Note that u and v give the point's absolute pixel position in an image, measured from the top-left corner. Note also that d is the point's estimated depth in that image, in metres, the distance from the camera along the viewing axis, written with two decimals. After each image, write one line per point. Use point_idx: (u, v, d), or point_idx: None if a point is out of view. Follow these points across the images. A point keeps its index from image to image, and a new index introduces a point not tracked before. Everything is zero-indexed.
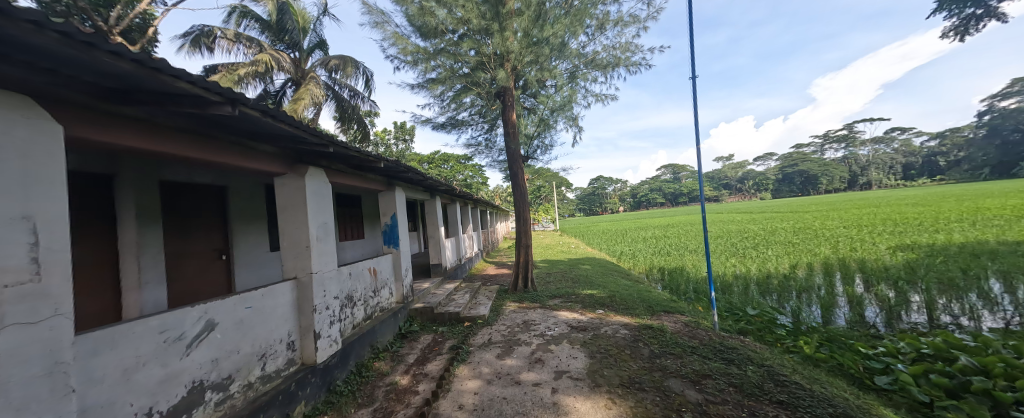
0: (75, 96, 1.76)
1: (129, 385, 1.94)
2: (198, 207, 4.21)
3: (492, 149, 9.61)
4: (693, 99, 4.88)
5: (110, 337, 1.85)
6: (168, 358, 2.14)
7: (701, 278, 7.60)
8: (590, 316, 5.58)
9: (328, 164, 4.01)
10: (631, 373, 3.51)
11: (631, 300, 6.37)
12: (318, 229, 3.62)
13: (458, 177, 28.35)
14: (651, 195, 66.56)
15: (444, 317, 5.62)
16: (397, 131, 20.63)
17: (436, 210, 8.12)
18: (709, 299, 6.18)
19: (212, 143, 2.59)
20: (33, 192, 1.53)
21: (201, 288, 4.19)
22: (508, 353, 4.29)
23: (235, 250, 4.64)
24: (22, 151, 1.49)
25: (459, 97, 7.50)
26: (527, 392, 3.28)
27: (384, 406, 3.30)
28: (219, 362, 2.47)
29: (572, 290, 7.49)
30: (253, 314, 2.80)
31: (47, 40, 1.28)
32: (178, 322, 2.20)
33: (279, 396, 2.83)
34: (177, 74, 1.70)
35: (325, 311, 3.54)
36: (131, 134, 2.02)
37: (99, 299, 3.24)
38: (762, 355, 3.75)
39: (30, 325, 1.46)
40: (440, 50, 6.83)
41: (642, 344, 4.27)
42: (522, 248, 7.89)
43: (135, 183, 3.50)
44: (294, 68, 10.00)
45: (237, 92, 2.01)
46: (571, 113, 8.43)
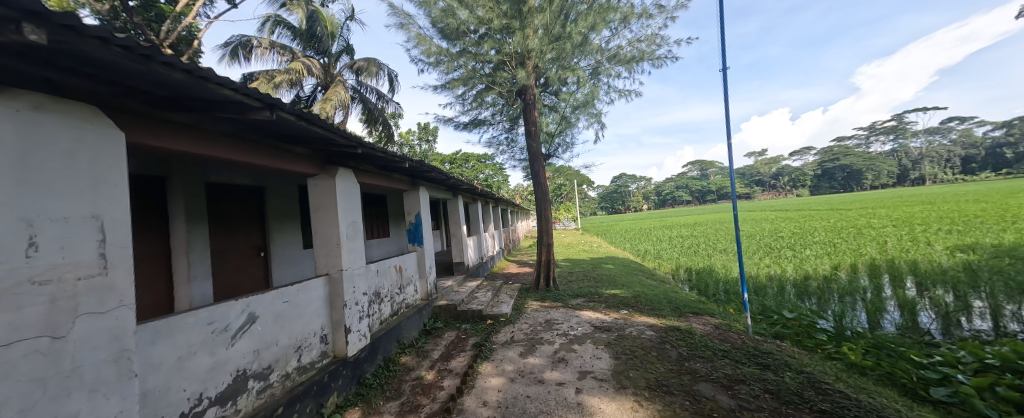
0: (133, 104, 1.91)
1: (183, 371, 2.09)
2: (239, 207, 4.48)
3: (513, 148, 9.62)
4: (724, 91, 4.67)
5: (166, 327, 2.01)
6: (215, 347, 2.29)
7: (731, 279, 7.27)
8: (614, 316, 5.47)
9: (356, 164, 4.16)
10: (659, 376, 3.42)
11: (657, 301, 6.19)
12: (348, 227, 3.78)
13: (479, 176, 28.60)
14: (677, 193, 64.40)
15: (466, 315, 5.69)
16: (421, 132, 21.09)
17: (458, 209, 8.23)
18: (741, 300, 5.90)
19: (252, 147, 2.76)
20: (101, 194, 1.68)
21: (243, 284, 4.46)
22: (530, 352, 4.28)
23: (272, 247, 4.91)
24: (91, 157, 1.65)
25: (480, 97, 7.55)
26: (550, 391, 3.27)
27: (411, 399, 3.39)
28: (261, 352, 2.63)
29: (595, 289, 7.38)
30: (289, 308, 2.96)
31: (113, 54, 1.41)
32: (223, 314, 2.35)
33: (314, 387, 2.97)
34: (221, 82, 1.82)
35: (354, 307, 3.69)
36: (181, 139, 2.17)
37: (154, 292, 3.53)
38: (801, 361, 3.55)
39: (100, 314, 1.61)
40: (462, 51, 6.91)
41: (670, 346, 4.14)
42: (544, 246, 7.85)
43: (184, 184, 3.78)
44: (324, 73, 10.43)
45: (274, 97, 2.12)
46: (594, 110, 8.31)
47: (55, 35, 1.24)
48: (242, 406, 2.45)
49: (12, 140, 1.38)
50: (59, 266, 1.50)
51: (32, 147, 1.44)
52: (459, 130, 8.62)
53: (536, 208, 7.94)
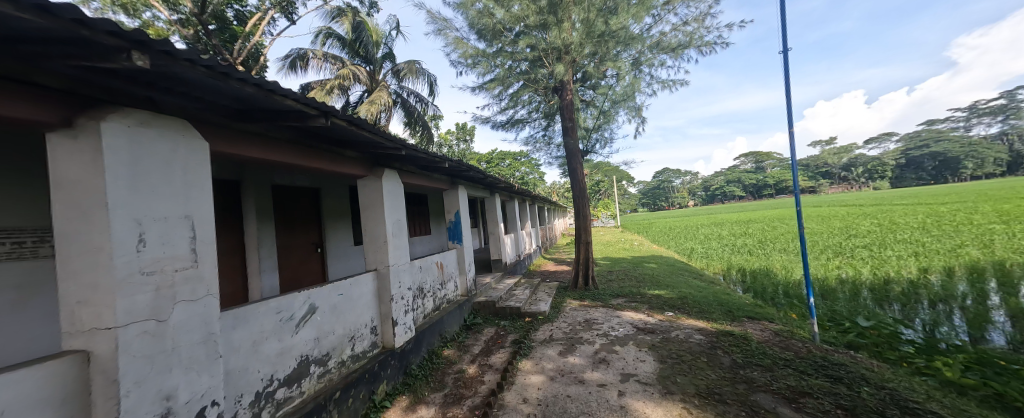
0: (215, 117, 2.16)
1: (258, 355, 2.34)
2: (300, 207, 4.91)
3: (550, 145, 9.56)
4: (784, 74, 4.25)
5: (242, 315, 2.25)
6: (283, 334, 2.54)
7: (793, 281, 6.63)
8: (658, 318, 5.23)
9: (400, 165, 4.37)
10: (710, 383, 3.21)
11: (706, 303, 5.82)
12: (393, 225, 3.99)
13: (515, 175, 28.81)
14: (727, 188, 59.88)
15: (505, 312, 5.75)
16: (459, 132, 21.68)
17: (496, 208, 8.33)
18: (806, 305, 5.36)
19: (311, 151, 3.00)
20: (192, 197, 1.94)
21: (303, 277, 4.88)
22: (570, 351, 4.24)
23: (328, 244, 5.32)
24: (184, 165, 1.90)
25: (517, 95, 7.60)
26: (592, 392, 3.21)
27: (454, 391, 3.51)
28: (320, 340, 2.86)
29: (638, 289, 7.10)
30: (344, 300, 3.19)
31: (200, 74, 1.60)
32: (289, 304, 2.60)
33: (366, 375, 3.18)
34: (284, 93, 1.99)
35: (400, 301, 3.89)
36: (253, 147, 2.42)
37: (232, 283, 3.98)
38: (881, 375, 3.14)
39: (192, 302, 1.87)
40: (498, 51, 6.98)
41: (722, 352, 3.87)
42: (582, 244, 7.70)
43: (255, 187, 4.20)
44: (370, 80, 11.06)
45: (329, 105, 2.30)
46: (635, 103, 8.00)
47: (153, 59, 1.42)
48: (306, 388, 2.69)
49: (126, 151, 1.62)
50: (162, 258, 1.74)
51: (140, 158, 1.68)
52: (496, 130, 8.73)
53: (575, 205, 7.79)
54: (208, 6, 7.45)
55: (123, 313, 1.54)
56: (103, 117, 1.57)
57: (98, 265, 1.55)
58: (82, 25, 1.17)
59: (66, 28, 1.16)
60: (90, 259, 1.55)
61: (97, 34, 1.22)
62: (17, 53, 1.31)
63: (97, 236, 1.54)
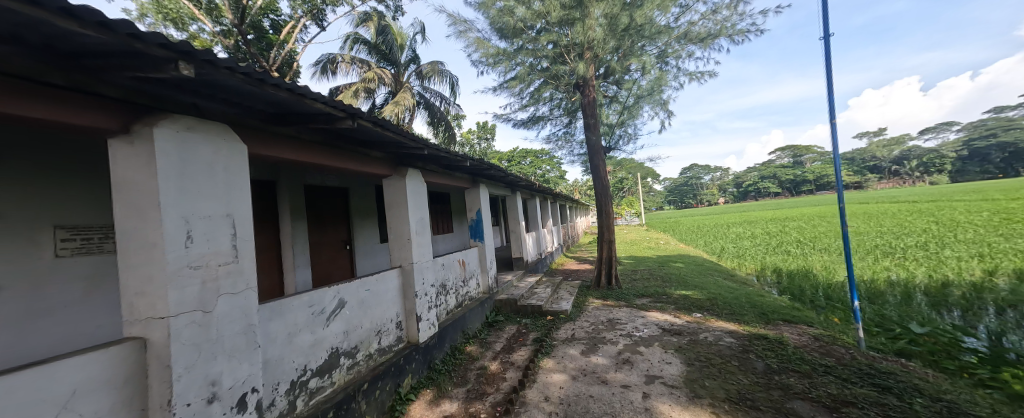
0: (253, 122, 2.30)
1: (293, 346, 2.46)
2: (330, 206, 5.12)
3: (572, 143, 9.46)
4: (826, 62, 3.98)
5: (278, 307, 2.38)
6: (315, 327, 2.66)
7: (835, 283, 6.21)
8: (686, 319, 5.06)
9: (423, 165, 4.46)
10: (741, 388, 3.07)
11: (737, 305, 5.56)
12: (417, 223, 4.08)
13: (536, 173, 28.73)
14: (761, 184, 56.84)
15: (527, 310, 5.75)
16: (480, 131, 21.86)
17: (517, 206, 8.34)
18: (849, 308, 5.01)
19: (339, 152, 3.12)
20: (232, 197, 2.07)
21: (333, 272, 5.09)
22: (593, 351, 4.18)
23: (356, 241, 5.53)
24: (226, 167, 2.03)
25: (538, 92, 7.56)
26: (615, 393, 3.15)
27: (477, 387, 3.55)
28: (349, 333, 2.98)
29: (663, 289, 6.90)
30: (370, 295, 3.30)
31: (239, 81, 1.70)
32: (320, 299, 2.72)
33: (392, 368, 3.29)
34: (314, 97, 2.08)
35: (424, 297, 3.99)
36: (287, 149, 2.55)
37: (270, 277, 4.23)
38: (938, 386, 2.88)
39: (233, 295, 2.00)
40: (519, 49, 6.96)
41: (755, 356, 3.69)
42: (605, 243, 7.57)
43: (289, 187, 4.43)
44: (394, 82, 11.35)
45: (356, 107, 2.38)
46: (661, 97, 7.75)
47: (197, 68, 1.52)
48: (336, 379, 2.81)
49: (175, 155, 1.75)
50: (207, 254, 1.87)
51: (187, 161, 1.81)
52: (517, 128, 8.73)
53: (597, 203, 7.66)
54: (246, 17, 7.91)
55: (174, 304, 1.67)
56: (154, 123, 1.70)
57: (153, 259, 1.68)
58: (136, 39, 1.27)
59: (123, 43, 1.27)
60: (145, 254, 1.68)
61: (149, 47, 1.32)
62: (83, 66, 1.45)
63: (150, 233, 1.67)
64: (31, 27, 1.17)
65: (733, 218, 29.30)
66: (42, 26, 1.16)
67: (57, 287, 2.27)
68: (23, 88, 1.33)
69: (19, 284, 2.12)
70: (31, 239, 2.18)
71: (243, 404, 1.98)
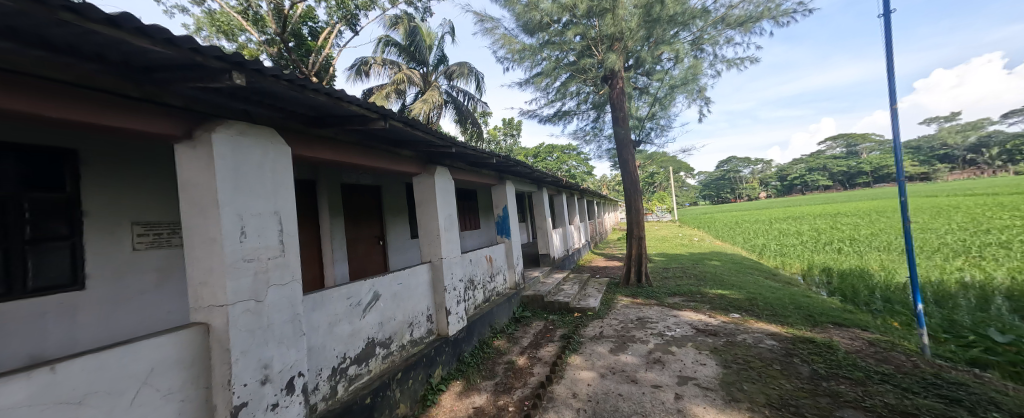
0: (295, 124, 2.45)
1: (334, 334, 2.62)
2: (364, 203, 5.36)
3: (600, 137, 9.27)
4: (885, 42, 3.62)
5: (320, 298, 2.54)
6: (353, 317, 2.81)
7: (894, 285, 5.67)
8: (722, 320, 4.83)
9: (450, 162, 4.56)
10: (784, 394, 2.89)
11: (779, 306, 5.23)
12: (445, 220, 4.19)
13: (563, 168, 28.44)
14: (807, 177, 52.74)
15: (554, 306, 5.75)
16: (506, 127, 21.95)
17: (544, 202, 8.31)
18: (911, 312, 4.56)
19: (373, 152, 3.26)
20: (279, 195, 2.23)
21: (368, 267, 5.34)
22: (622, 349, 4.11)
23: (388, 236, 5.76)
24: (273, 168, 2.19)
25: (565, 87, 7.46)
26: (646, 393, 3.09)
27: (505, 381, 3.61)
28: (384, 324, 3.13)
29: (697, 288, 6.63)
30: (403, 289, 3.44)
31: (284, 87, 1.83)
32: (357, 291, 2.87)
33: (423, 359, 3.41)
34: (349, 100, 2.19)
35: (453, 291, 4.09)
36: (325, 150, 2.69)
37: (311, 270, 4.51)
38: (1019, 400, 2.57)
39: (282, 286, 2.16)
40: (545, 43, 6.89)
41: (800, 361, 3.46)
42: (634, 240, 7.38)
43: (328, 185, 4.68)
44: (423, 82, 11.62)
45: (387, 108, 2.48)
46: (695, 87, 7.39)
47: (248, 77, 1.65)
48: (373, 367, 2.96)
49: (230, 157, 1.91)
50: (259, 248, 2.04)
51: (241, 162, 1.97)
52: (543, 124, 8.68)
53: (626, 199, 7.47)
54: (288, 26, 8.42)
55: (232, 293, 1.84)
56: (212, 128, 1.86)
57: (213, 253, 1.85)
58: (196, 52, 1.40)
59: (186, 57, 1.41)
60: (207, 248, 1.86)
61: (207, 59, 1.45)
62: (153, 79, 1.62)
63: (210, 228, 1.84)
64: (112, 45, 1.32)
65: (774, 214, 27.47)
66: (123, 45, 1.30)
67: (134, 276, 2.56)
68: (107, 100, 1.51)
69: (104, 273, 2.41)
70: (113, 233, 2.47)
71: (292, 386, 2.14)
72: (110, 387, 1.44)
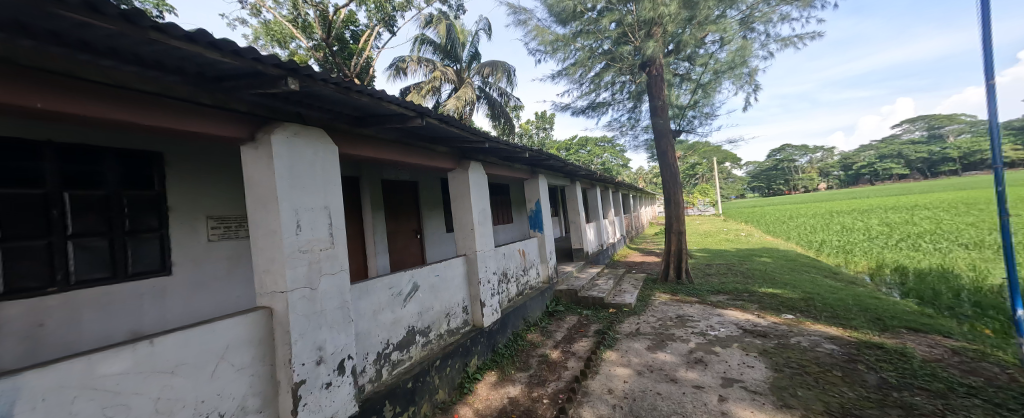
0: (342, 124, 2.61)
1: (378, 321, 2.79)
2: (403, 198, 5.60)
3: (637, 128, 8.91)
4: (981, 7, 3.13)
5: (366, 287, 2.71)
6: (395, 306, 2.97)
7: (987, 288, 4.95)
8: (773, 321, 4.50)
9: (483, 157, 4.62)
10: (846, 403, 2.65)
11: (841, 307, 4.77)
12: (479, 214, 4.27)
13: (596, 161, 27.82)
14: (876, 165, 47.12)
15: (588, 301, 5.68)
16: (539, 121, 21.78)
17: (577, 196, 8.20)
18: (1009, 319, 3.96)
19: (411, 148, 3.39)
20: (329, 191, 2.39)
21: (407, 259, 5.59)
22: (660, 347, 3.98)
23: (425, 230, 5.98)
24: (324, 165, 2.36)
25: (600, 77, 7.24)
26: (686, 393, 2.98)
27: (538, 373, 3.65)
28: (423, 314, 3.27)
29: (744, 286, 6.23)
30: (440, 280, 3.57)
31: (332, 90, 1.95)
32: (398, 281, 3.02)
33: (460, 348, 3.54)
34: (389, 99, 2.30)
35: (487, 284, 4.18)
36: (368, 148, 2.84)
37: (356, 261, 4.82)
38: None
39: (333, 275, 2.33)
40: (579, 33, 6.72)
41: (866, 368, 3.14)
42: (673, 235, 7.06)
43: (370, 181, 4.94)
44: (458, 79, 11.82)
45: (424, 105, 2.56)
46: (744, 71, 6.86)
47: (301, 82, 1.78)
48: (414, 353, 3.11)
49: (286, 156, 2.08)
50: (312, 240, 2.21)
51: (296, 161, 2.14)
52: (577, 116, 8.50)
53: (665, 191, 7.14)
54: (332, 30, 8.92)
55: (290, 280, 2.02)
56: (272, 130, 2.04)
57: (274, 243, 2.04)
58: (257, 62, 1.53)
59: (249, 66, 1.54)
60: (268, 239, 2.05)
61: (267, 67, 1.58)
62: (223, 87, 1.80)
63: (272, 222, 2.03)
64: (190, 59, 1.48)
65: (835, 206, 24.96)
66: (198, 58, 1.46)
67: (210, 265, 2.89)
68: (187, 108, 1.71)
69: (186, 261, 2.74)
70: (193, 226, 2.79)
71: (343, 367, 2.32)
72: (195, 360, 1.65)
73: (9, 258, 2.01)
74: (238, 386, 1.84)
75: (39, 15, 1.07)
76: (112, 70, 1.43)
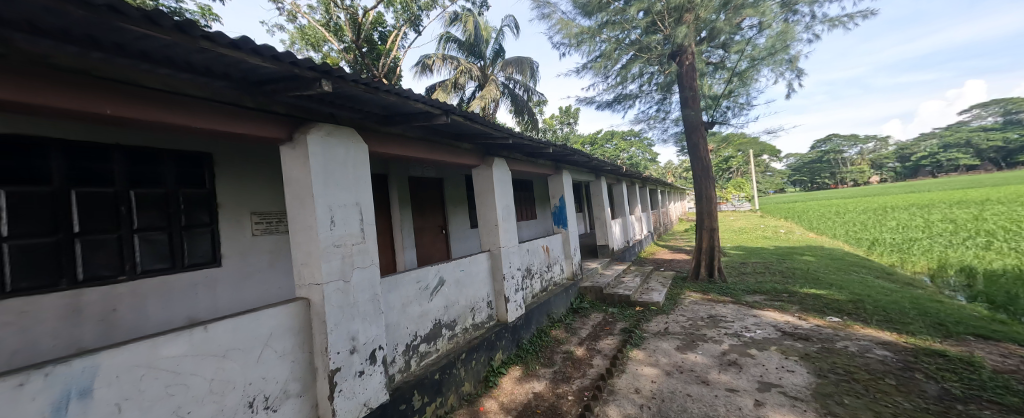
0: (371, 123, 2.69)
1: (407, 314, 2.88)
2: (429, 195, 5.73)
3: (666, 121, 8.57)
4: None
5: (395, 281, 2.80)
6: (422, 300, 3.06)
7: None
8: (816, 323, 4.22)
9: (507, 154, 4.63)
10: (901, 414, 2.44)
11: (895, 311, 4.39)
12: (503, 210, 4.29)
13: (622, 155, 27.13)
14: (939, 156, 42.62)
15: (614, 299, 5.58)
16: (563, 115, 21.49)
17: (603, 191, 8.03)
18: None
19: (437, 146, 3.45)
20: (359, 188, 2.48)
21: (433, 254, 5.72)
22: (690, 347, 3.84)
23: (450, 226, 6.09)
24: (355, 163, 2.45)
25: (627, 69, 7.02)
26: (719, 395, 2.86)
27: (563, 370, 3.64)
28: (449, 307, 3.34)
29: (783, 286, 5.87)
30: (465, 275, 3.63)
31: (361, 90, 2.02)
32: (425, 276, 3.11)
33: (485, 342, 3.59)
34: (415, 98, 2.35)
35: (511, 280, 4.20)
36: (395, 146, 2.92)
37: (385, 256, 4.99)
38: None
39: (364, 268, 2.43)
40: (605, 24, 6.54)
41: (925, 377, 2.88)
42: (705, 231, 6.77)
43: (397, 178, 5.08)
44: (482, 76, 11.88)
45: (449, 103, 2.59)
46: (785, 56, 6.41)
47: (333, 84, 1.85)
48: (441, 346, 3.19)
49: (320, 155, 2.18)
50: (345, 235, 2.31)
51: (330, 159, 2.24)
52: (603, 110, 8.30)
53: (697, 186, 6.84)
54: (362, 32, 9.22)
55: (326, 273, 2.13)
56: (308, 130, 2.14)
57: (310, 238, 2.15)
58: (294, 65, 1.62)
59: (287, 70, 1.63)
60: (305, 234, 2.17)
61: (302, 70, 1.66)
62: (264, 90, 1.91)
63: (308, 217, 2.15)
64: (235, 65, 1.58)
65: (889, 201, 22.87)
66: (242, 64, 1.55)
67: (255, 257, 3.10)
68: (233, 111, 1.83)
69: (234, 254, 2.95)
70: (239, 222, 3.00)
71: (375, 357, 2.42)
72: (243, 346, 1.78)
73: (87, 250, 2.26)
74: (281, 371, 1.97)
75: (108, 29, 1.18)
76: (169, 77, 1.55)
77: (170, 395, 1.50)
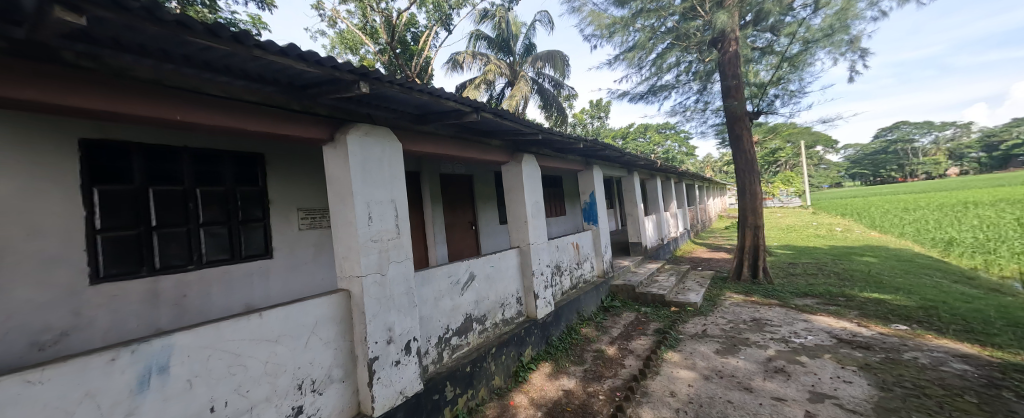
0: (404, 123, 2.78)
1: (439, 308, 2.96)
2: (459, 191, 5.84)
3: (706, 112, 8.10)
4: None
5: (428, 275, 2.89)
6: (454, 294, 3.13)
7: None
8: (878, 331, 3.84)
9: (536, 150, 4.60)
10: None
11: (978, 320, 3.87)
12: (532, 207, 4.28)
13: (657, 149, 26.04)
14: None
15: (647, 298, 5.40)
16: (593, 109, 20.98)
17: (636, 187, 7.76)
18: None
19: (468, 143, 3.50)
20: (394, 185, 2.57)
21: (463, 249, 5.83)
22: (731, 352, 3.64)
23: (480, 222, 6.17)
24: (390, 162, 2.55)
25: (662, 59, 6.71)
26: (763, 404, 2.69)
27: (594, 369, 3.58)
28: (479, 302, 3.40)
29: (838, 289, 5.39)
30: (495, 271, 3.67)
31: (396, 91, 2.09)
32: (456, 270, 3.18)
33: (514, 338, 3.61)
34: (447, 96, 2.39)
35: (540, 276, 4.19)
36: (427, 145, 2.99)
37: (418, 251, 5.16)
38: None
39: (399, 262, 2.53)
40: (639, 12, 6.22)
41: (1016, 397, 2.52)
42: (748, 229, 6.35)
43: (429, 175, 5.22)
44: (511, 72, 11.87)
45: (479, 101, 2.62)
46: (844, 37, 5.82)
47: (371, 85, 1.93)
48: (471, 339, 3.26)
49: (359, 154, 2.28)
50: (382, 230, 2.41)
51: (367, 158, 2.35)
52: (636, 102, 8.00)
53: (739, 181, 6.42)
54: (396, 34, 9.51)
55: (364, 266, 2.24)
56: (347, 130, 2.25)
57: (350, 233, 2.27)
58: (335, 69, 1.71)
59: (329, 74, 1.72)
60: (346, 229, 2.29)
61: (343, 74, 1.75)
62: (308, 94, 2.03)
63: (348, 213, 2.26)
64: (283, 71, 1.69)
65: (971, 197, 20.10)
66: (290, 69, 1.66)
67: (301, 250, 3.32)
68: (282, 114, 1.96)
69: (284, 247, 3.18)
70: (287, 217, 3.23)
71: (410, 348, 2.52)
72: (292, 333, 1.92)
73: (163, 241, 2.54)
74: (326, 357, 2.11)
75: (176, 43, 1.31)
76: (227, 85, 1.69)
77: (232, 374, 1.65)
